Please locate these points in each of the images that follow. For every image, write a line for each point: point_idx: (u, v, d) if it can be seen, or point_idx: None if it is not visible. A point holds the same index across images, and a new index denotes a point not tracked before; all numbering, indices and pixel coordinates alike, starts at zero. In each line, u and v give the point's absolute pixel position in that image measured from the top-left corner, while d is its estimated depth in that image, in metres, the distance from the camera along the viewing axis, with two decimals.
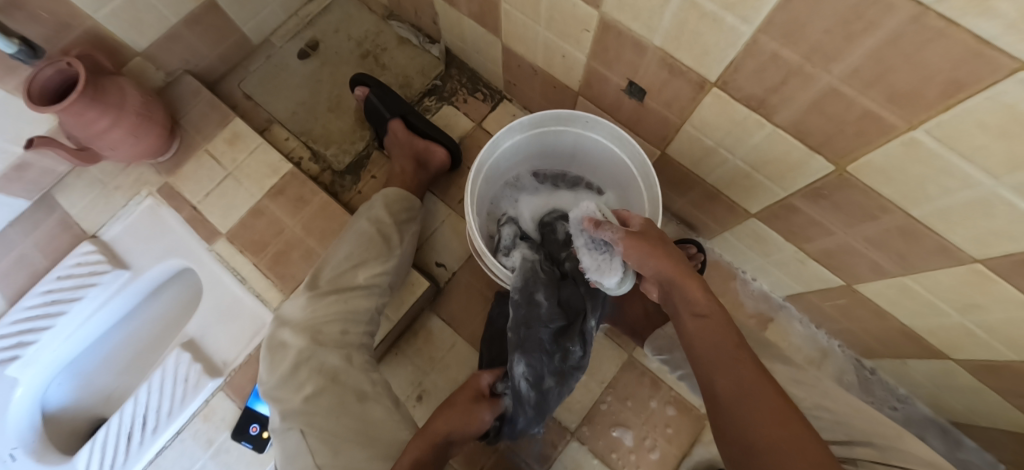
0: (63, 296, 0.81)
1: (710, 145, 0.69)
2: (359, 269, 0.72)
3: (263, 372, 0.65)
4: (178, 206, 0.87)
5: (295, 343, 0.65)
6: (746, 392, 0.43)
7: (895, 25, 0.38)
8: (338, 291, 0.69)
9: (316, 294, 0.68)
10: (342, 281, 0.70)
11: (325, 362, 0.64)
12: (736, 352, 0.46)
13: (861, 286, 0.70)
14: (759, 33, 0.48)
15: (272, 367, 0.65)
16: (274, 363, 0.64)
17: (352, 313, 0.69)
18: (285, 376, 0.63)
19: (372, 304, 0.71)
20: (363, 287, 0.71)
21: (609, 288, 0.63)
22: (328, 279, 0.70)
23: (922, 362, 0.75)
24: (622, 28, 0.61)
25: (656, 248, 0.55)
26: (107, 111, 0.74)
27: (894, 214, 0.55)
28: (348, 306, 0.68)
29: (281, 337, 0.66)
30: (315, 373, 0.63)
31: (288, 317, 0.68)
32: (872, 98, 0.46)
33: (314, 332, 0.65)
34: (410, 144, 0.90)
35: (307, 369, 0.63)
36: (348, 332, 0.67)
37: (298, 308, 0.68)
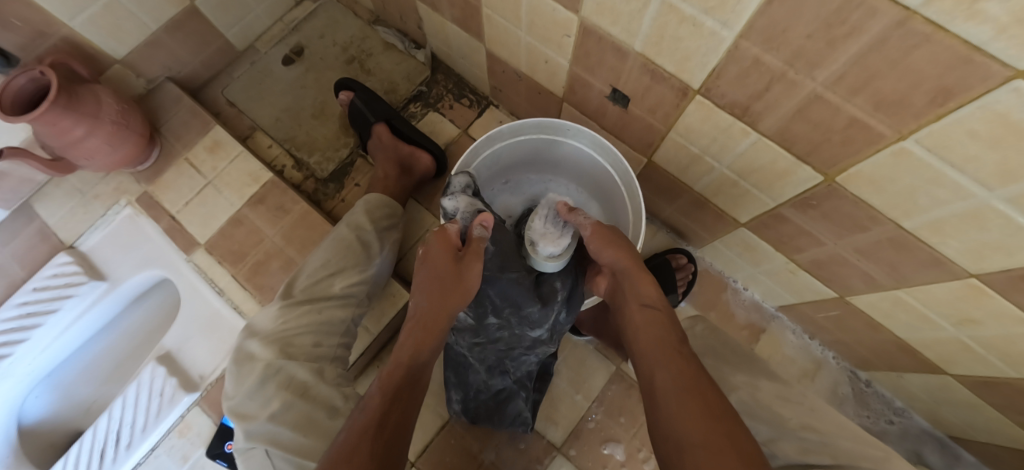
0: (40, 308, 0.80)
1: (695, 153, 0.66)
2: (335, 279, 0.70)
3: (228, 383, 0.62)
4: (157, 216, 0.86)
5: (263, 355, 0.62)
6: (683, 381, 0.48)
7: (879, 30, 0.36)
8: (312, 301, 0.68)
9: (289, 303, 0.67)
10: (317, 291, 0.69)
11: (295, 375, 0.61)
12: (673, 342, 0.53)
13: (853, 297, 0.68)
14: (741, 38, 0.46)
15: (238, 379, 0.62)
16: (241, 376, 0.62)
17: (325, 324, 0.67)
18: (250, 390, 0.60)
19: (348, 314, 0.70)
20: (339, 298, 0.70)
21: (540, 256, 0.64)
22: (302, 287, 0.69)
23: (918, 376, 0.73)
24: (603, 33, 0.59)
25: (616, 239, 0.63)
26: (82, 119, 0.73)
27: (885, 225, 0.53)
28: (321, 317, 0.67)
29: (249, 349, 0.64)
30: (284, 386, 0.60)
31: (259, 328, 0.66)
32: (858, 106, 0.44)
33: (283, 344, 0.63)
34: (393, 149, 0.88)
35: (275, 382, 0.60)
36: (320, 344, 0.66)
37: (270, 319, 0.66)
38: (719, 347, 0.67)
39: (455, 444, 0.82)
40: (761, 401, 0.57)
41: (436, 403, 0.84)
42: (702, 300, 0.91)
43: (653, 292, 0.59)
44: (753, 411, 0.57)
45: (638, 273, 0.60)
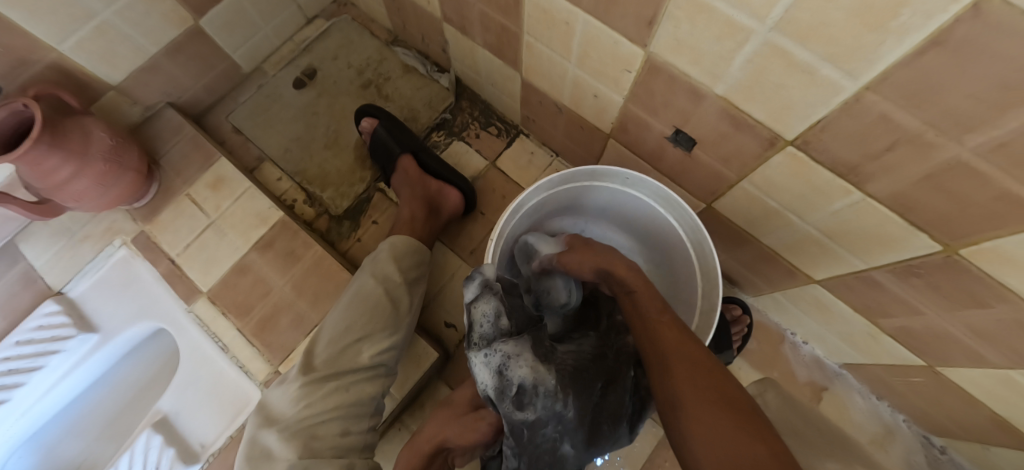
0: (22, 366, 0.71)
1: (773, 208, 0.57)
2: (362, 346, 0.62)
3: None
4: (155, 260, 0.78)
5: (284, 452, 0.54)
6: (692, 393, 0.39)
7: None
8: (338, 377, 0.59)
9: (311, 381, 0.58)
10: (340, 363, 0.60)
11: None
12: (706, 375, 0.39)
13: (946, 368, 0.60)
14: (866, 91, 0.37)
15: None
16: None
17: (352, 406, 0.59)
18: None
19: (376, 389, 0.61)
20: (366, 369, 0.61)
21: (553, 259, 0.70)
22: (324, 360, 0.60)
23: (1016, 454, 0.64)
24: (673, 72, 0.50)
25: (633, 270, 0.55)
26: (70, 158, 0.64)
27: (1018, 307, 0.44)
28: (348, 398, 0.59)
29: (265, 442, 0.55)
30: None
31: (277, 413, 0.58)
32: (1020, 180, 0.35)
33: (308, 438, 0.55)
34: (420, 183, 0.80)
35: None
36: (348, 431, 0.58)
37: (288, 401, 0.58)
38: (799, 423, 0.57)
39: None
40: None
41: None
42: (756, 354, 0.83)
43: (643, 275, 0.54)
44: None
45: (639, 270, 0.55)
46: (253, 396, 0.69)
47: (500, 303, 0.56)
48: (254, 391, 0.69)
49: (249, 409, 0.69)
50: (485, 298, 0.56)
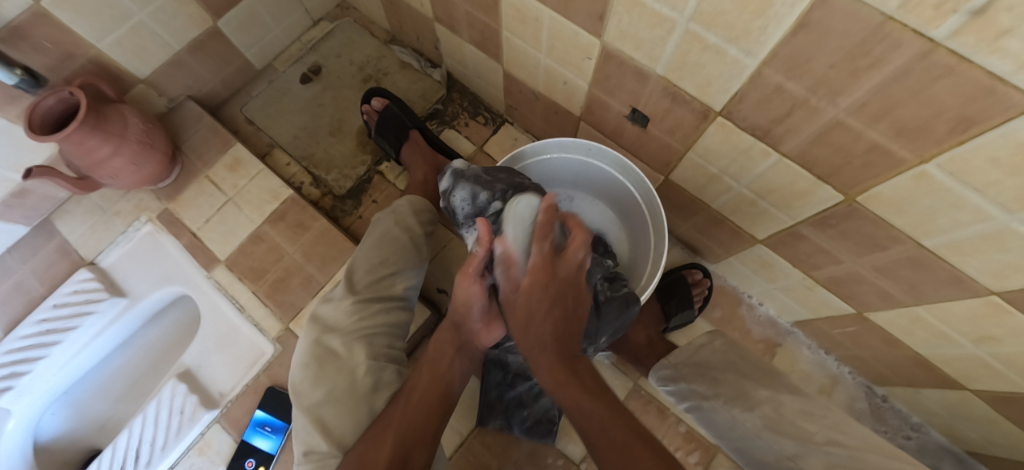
0: (60, 325, 0.80)
1: (714, 173, 0.68)
2: (396, 279, 0.73)
3: (308, 382, 0.62)
4: (178, 233, 0.87)
5: (349, 354, 0.63)
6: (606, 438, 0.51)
7: (901, 61, 0.38)
8: (380, 300, 0.69)
9: (360, 300, 0.68)
10: (380, 290, 0.70)
11: (382, 378, 0.63)
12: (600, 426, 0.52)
13: (871, 314, 0.69)
14: (763, 65, 0.48)
15: (317, 377, 0.62)
16: (321, 376, 0.62)
17: (393, 326, 0.69)
18: (336, 393, 0.60)
19: (407, 316, 0.72)
20: (399, 298, 0.72)
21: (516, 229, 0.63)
22: (366, 284, 0.70)
23: (936, 391, 0.73)
24: (624, 58, 0.61)
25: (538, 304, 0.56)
26: (109, 138, 0.74)
27: (904, 244, 0.54)
28: (390, 319, 0.69)
29: (327, 345, 0.65)
30: (371, 389, 0.61)
31: (331, 324, 0.67)
32: (879, 132, 0.45)
33: (367, 344, 0.64)
34: (430, 154, 0.90)
35: (362, 384, 0.61)
36: (393, 345, 0.67)
37: (341, 316, 0.67)
38: (740, 362, 0.66)
39: (473, 461, 0.81)
40: (787, 416, 0.58)
41: (455, 419, 0.84)
42: (717, 315, 0.92)
43: (548, 326, 0.57)
44: (779, 426, 0.57)
45: (531, 327, 0.57)
46: (267, 349, 0.78)
47: (474, 185, 0.70)
48: (269, 345, 0.78)
49: (265, 360, 0.78)
50: (461, 184, 0.71)
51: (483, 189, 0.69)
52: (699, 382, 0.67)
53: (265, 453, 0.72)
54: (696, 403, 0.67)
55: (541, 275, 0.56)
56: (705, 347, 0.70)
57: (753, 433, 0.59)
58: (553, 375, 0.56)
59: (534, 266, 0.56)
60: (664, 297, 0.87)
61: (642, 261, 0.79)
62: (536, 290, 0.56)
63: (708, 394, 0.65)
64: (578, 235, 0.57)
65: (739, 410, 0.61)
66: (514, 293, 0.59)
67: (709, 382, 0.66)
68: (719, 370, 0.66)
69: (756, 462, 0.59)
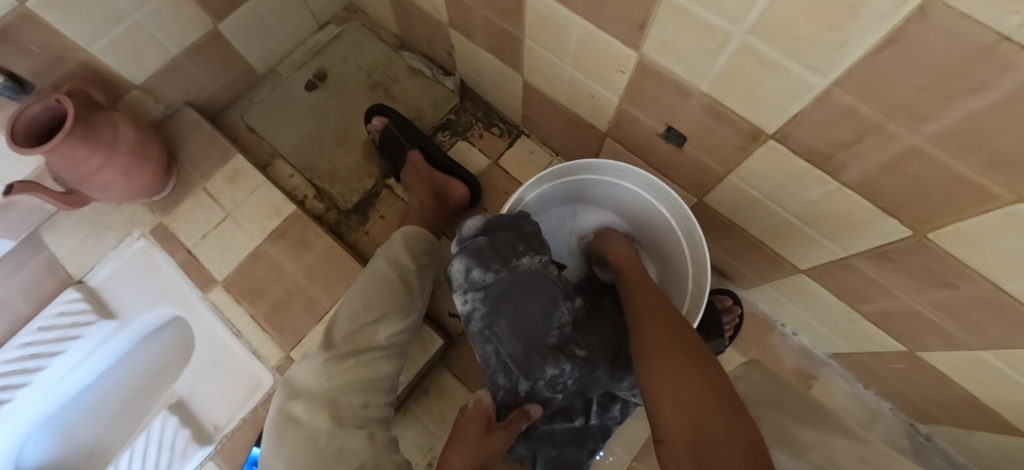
0: (44, 350, 0.74)
1: (755, 196, 0.62)
2: (379, 326, 0.65)
3: (271, 454, 0.56)
4: (173, 249, 0.81)
5: (310, 422, 0.57)
6: (713, 389, 0.44)
7: (1015, 88, 0.32)
8: (357, 353, 0.62)
9: (333, 356, 0.61)
10: (360, 341, 0.63)
11: (345, 447, 0.55)
12: (706, 382, 0.44)
13: (924, 352, 0.64)
14: (833, 85, 0.42)
15: (279, 448, 0.56)
16: (284, 443, 0.56)
17: (371, 381, 0.61)
18: (296, 464, 0.54)
19: (393, 367, 0.64)
20: (383, 348, 0.64)
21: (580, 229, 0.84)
22: (344, 337, 0.63)
23: (991, 435, 0.68)
24: (663, 72, 0.55)
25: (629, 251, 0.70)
26: (98, 149, 0.68)
27: (979, 286, 0.48)
28: (367, 372, 0.61)
29: (291, 411, 0.58)
30: (335, 457, 0.54)
31: (301, 386, 0.60)
32: (970, 164, 0.39)
33: (332, 408, 0.57)
34: (428, 177, 0.85)
35: (324, 452, 0.55)
36: (368, 404, 0.60)
37: (313, 374, 0.60)
38: (783, 401, 0.64)
39: None
40: (838, 463, 0.51)
41: None
42: (746, 344, 0.87)
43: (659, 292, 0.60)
44: None
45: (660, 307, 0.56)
46: (266, 379, 0.72)
47: (470, 258, 0.62)
48: (268, 375, 0.72)
49: (263, 391, 0.72)
50: (456, 256, 0.63)
51: (479, 265, 0.62)
52: None
53: None
54: None
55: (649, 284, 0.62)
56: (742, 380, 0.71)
57: None
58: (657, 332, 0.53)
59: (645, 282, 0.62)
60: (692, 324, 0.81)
61: (677, 288, 0.74)
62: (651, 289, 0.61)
63: None
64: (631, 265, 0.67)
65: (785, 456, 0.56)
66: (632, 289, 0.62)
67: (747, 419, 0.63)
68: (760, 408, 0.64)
69: None
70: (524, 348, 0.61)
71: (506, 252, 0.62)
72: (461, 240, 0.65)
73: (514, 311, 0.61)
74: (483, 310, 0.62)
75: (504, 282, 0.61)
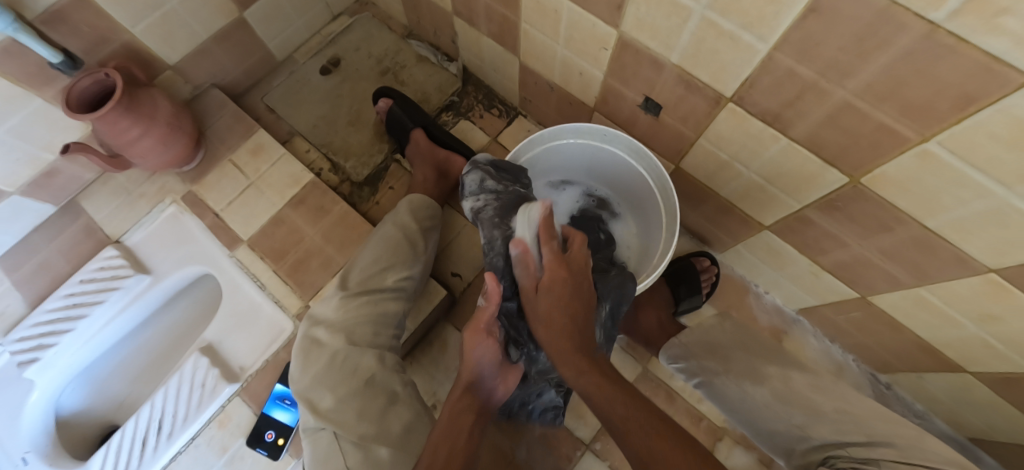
0: (86, 299, 0.82)
1: (724, 159, 0.71)
2: (387, 272, 0.73)
3: (297, 371, 0.65)
4: (201, 214, 0.89)
5: (330, 343, 0.66)
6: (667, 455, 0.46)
7: (906, 42, 0.40)
8: (369, 293, 0.71)
9: (348, 294, 0.69)
10: (371, 284, 0.72)
11: (360, 363, 0.64)
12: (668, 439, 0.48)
13: (876, 297, 0.71)
14: (775, 50, 0.50)
15: (305, 363, 0.65)
16: (308, 362, 0.65)
17: (380, 316, 0.70)
18: (319, 377, 0.63)
19: (400, 307, 0.73)
20: (391, 290, 0.73)
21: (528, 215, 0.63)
22: (358, 280, 0.71)
23: (940, 376, 0.75)
24: (640, 47, 0.64)
25: (564, 283, 0.55)
26: (140, 120, 0.77)
27: (908, 225, 0.57)
28: (377, 309, 0.70)
29: (313, 336, 0.67)
30: (350, 372, 0.63)
31: (321, 317, 0.69)
32: (886, 111, 0.48)
33: (348, 334, 0.66)
34: (430, 154, 0.93)
35: (341, 367, 0.64)
36: (379, 334, 0.68)
37: (331, 309, 0.69)
38: (749, 342, 0.69)
39: (486, 440, 0.83)
40: (795, 388, 0.60)
41: None
42: (725, 305, 0.95)
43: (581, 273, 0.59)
44: (790, 398, 0.60)
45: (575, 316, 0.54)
46: (287, 326, 0.80)
47: (484, 174, 0.71)
48: (289, 323, 0.80)
49: (285, 337, 0.80)
50: (472, 170, 0.72)
51: (494, 177, 0.71)
52: (711, 359, 0.70)
53: (284, 425, 0.74)
54: (708, 381, 0.69)
55: (560, 269, 0.55)
56: (716, 326, 0.73)
57: (763, 405, 0.62)
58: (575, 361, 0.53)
59: (549, 264, 0.56)
60: (674, 283, 0.89)
61: (653, 245, 0.81)
62: (557, 281, 0.55)
63: (719, 371, 0.68)
64: (576, 237, 0.60)
65: (750, 384, 0.64)
66: (533, 292, 0.57)
67: (722, 359, 0.68)
68: (729, 349, 0.69)
69: (767, 434, 0.62)
70: None
71: (513, 179, 0.73)
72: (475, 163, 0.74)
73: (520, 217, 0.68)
74: (494, 207, 0.69)
75: (511, 196, 0.69)
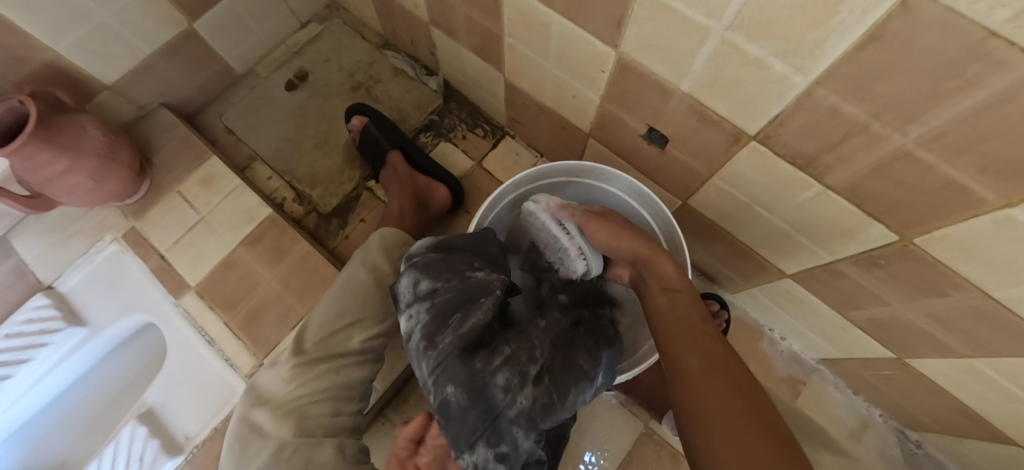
0: (10, 357, 0.72)
1: (743, 201, 0.60)
2: (353, 331, 0.62)
3: (229, 469, 0.53)
4: (145, 254, 0.79)
5: (276, 431, 0.54)
6: (710, 362, 0.43)
7: (1007, 87, 0.30)
8: (329, 359, 0.60)
9: (303, 362, 0.58)
10: (332, 347, 0.61)
11: (313, 458, 0.52)
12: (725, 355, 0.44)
13: (915, 360, 0.61)
14: (816, 85, 0.40)
15: (240, 462, 0.53)
16: (247, 455, 0.53)
17: (342, 389, 0.59)
18: None
19: (366, 374, 0.62)
20: (356, 354, 0.62)
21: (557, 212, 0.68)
22: (316, 342, 0.60)
23: (985, 445, 0.65)
24: (644, 71, 0.53)
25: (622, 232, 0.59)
26: (63, 152, 0.66)
27: (969, 293, 0.47)
28: (338, 381, 0.59)
29: (255, 420, 0.56)
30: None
31: (268, 393, 0.58)
32: (959, 166, 0.37)
33: (299, 418, 0.55)
34: (409, 181, 0.82)
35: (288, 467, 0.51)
36: (339, 413, 0.58)
37: (282, 381, 0.58)
38: None
39: None
40: None
41: None
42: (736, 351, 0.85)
43: (645, 245, 0.57)
44: None
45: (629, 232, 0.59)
46: (238, 388, 0.70)
47: (421, 272, 0.58)
48: (240, 384, 0.70)
49: (235, 401, 0.69)
50: (406, 273, 0.60)
51: (428, 275, 0.57)
52: None
53: None
54: None
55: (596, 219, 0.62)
56: None
57: None
58: (663, 281, 0.54)
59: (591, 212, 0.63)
60: None
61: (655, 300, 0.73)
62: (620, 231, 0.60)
63: None
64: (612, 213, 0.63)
65: None
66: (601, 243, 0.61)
67: None
68: None
69: None
70: (452, 355, 0.50)
71: (456, 271, 0.58)
72: (409, 258, 0.62)
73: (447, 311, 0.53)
74: (428, 320, 0.54)
75: (452, 291, 0.55)
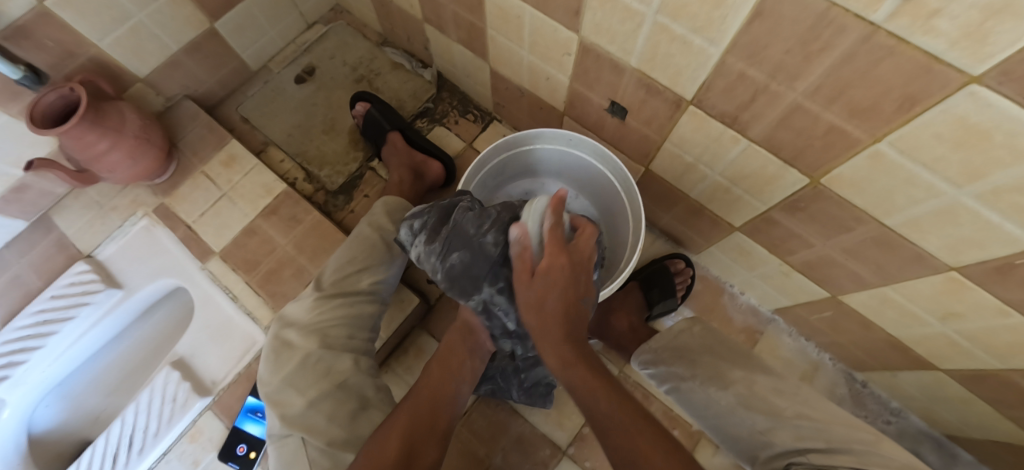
0: (55, 316, 0.81)
1: (689, 162, 0.71)
2: (363, 274, 0.73)
3: (266, 370, 0.64)
4: (174, 226, 0.89)
5: (303, 345, 0.65)
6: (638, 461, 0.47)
7: (848, 44, 0.40)
8: (343, 295, 0.70)
9: (323, 296, 0.69)
10: (346, 285, 0.71)
11: (333, 366, 0.64)
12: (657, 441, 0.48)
13: (844, 296, 0.71)
14: (726, 54, 0.50)
15: (274, 367, 0.64)
16: (279, 363, 0.64)
17: (356, 319, 0.69)
18: (290, 379, 0.62)
19: (375, 310, 0.72)
20: (366, 293, 0.72)
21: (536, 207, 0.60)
22: (332, 281, 0.71)
23: (912, 373, 0.75)
24: (600, 52, 0.64)
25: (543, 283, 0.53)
26: (107, 134, 0.76)
27: (868, 225, 0.57)
28: (352, 312, 0.69)
29: (285, 337, 0.67)
30: (323, 376, 0.63)
31: (293, 319, 0.69)
32: (835, 113, 0.47)
33: (322, 336, 0.65)
34: (407, 155, 0.92)
35: (313, 370, 0.63)
36: (353, 337, 0.68)
37: (305, 310, 0.68)
38: (717, 346, 0.68)
39: (462, 451, 0.82)
40: (759, 393, 0.60)
41: None
42: (700, 306, 0.95)
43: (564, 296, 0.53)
44: (752, 403, 0.60)
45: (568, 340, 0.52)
46: (258, 337, 0.80)
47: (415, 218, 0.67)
48: (260, 334, 0.80)
49: (256, 348, 0.79)
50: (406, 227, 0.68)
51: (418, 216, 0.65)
52: (678, 363, 0.69)
53: (255, 438, 0.73)
54: (674, 386, 0.68)
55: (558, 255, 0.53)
56: (685, 332, 0.71)
57: (729, 410, 0.61)
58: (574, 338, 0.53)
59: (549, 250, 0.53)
60: (647, 287, 0.89)
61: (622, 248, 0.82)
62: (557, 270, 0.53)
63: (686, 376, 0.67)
64: (586, 228, 0.58)
65: (714, 389, 0.63)
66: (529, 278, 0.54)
67: (689, 364, 0.67)
68: (697, 353, 0.68)
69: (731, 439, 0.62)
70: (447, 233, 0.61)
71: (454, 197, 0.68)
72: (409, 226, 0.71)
73: (454, 233, 0.60)
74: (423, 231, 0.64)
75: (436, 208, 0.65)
